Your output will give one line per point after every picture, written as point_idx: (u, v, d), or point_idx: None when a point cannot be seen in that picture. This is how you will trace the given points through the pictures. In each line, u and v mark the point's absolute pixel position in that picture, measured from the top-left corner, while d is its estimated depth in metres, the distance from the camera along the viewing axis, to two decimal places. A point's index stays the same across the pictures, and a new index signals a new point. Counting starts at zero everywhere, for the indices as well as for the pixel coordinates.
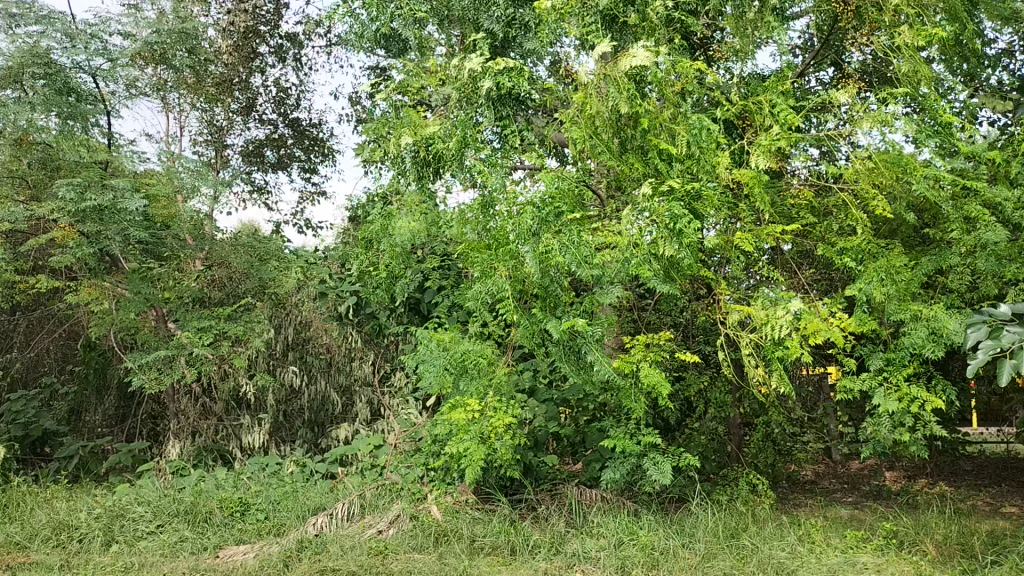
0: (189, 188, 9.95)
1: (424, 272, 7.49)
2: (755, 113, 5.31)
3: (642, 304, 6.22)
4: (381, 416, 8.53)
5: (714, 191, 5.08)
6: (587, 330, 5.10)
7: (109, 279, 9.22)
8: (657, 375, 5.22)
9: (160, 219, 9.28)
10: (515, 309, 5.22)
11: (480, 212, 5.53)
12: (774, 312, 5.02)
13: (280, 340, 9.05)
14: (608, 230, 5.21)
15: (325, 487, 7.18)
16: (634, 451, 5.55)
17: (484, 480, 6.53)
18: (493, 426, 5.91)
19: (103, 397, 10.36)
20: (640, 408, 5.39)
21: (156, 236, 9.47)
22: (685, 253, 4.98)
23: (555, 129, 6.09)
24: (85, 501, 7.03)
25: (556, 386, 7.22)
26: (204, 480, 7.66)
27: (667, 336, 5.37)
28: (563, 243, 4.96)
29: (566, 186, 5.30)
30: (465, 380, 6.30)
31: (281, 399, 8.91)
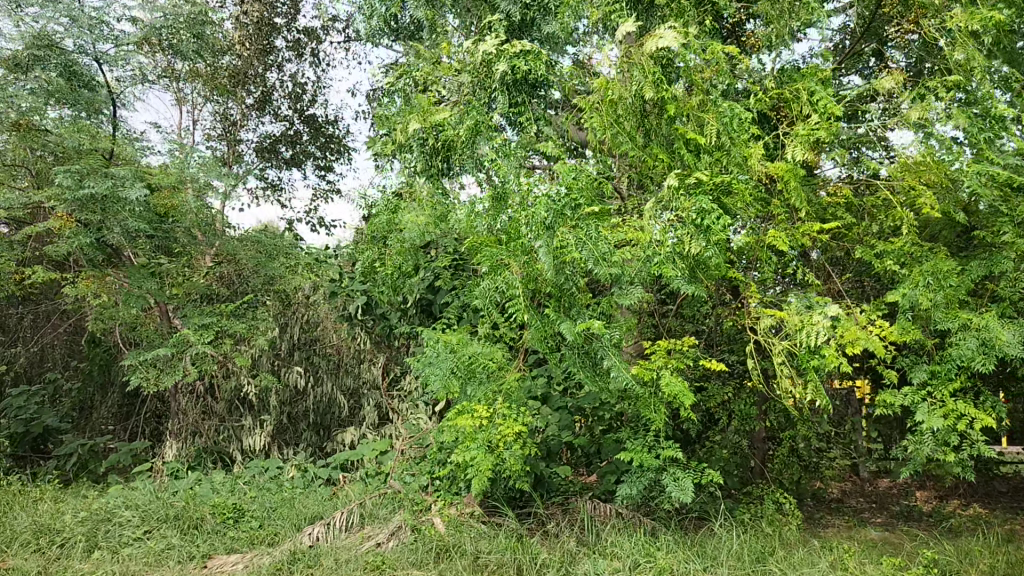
0: (197, 181, 9.68)
1: (433, 270, 7.14)
2: (792, 102, 4.92)
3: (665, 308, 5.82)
4: (389, 421, 8.17)
5: (746, 185, 4.69)
6: (604, 334, 4.70)
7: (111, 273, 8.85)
8: (679, 384, 4.81)
9: (163, 211, 8.96)
10: (527, 309, 4.81)
11: (492, 205, 5.16)
12: (809, 318, 4.60)
13: (287, 339, 8.76)
14: (630, 226, 4.82)
15: (325, 494, 6.83)
16: (654, 466, 5.14)
17: (492, 492, 6.13)
18: (501, 435, 5.52)
19: (107, 395, 10.06)
20: (661, 419, 4.98)
21: (163, 229, 9.20)
22: (713, 252, 4.60)
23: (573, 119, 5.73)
24: (73, 504, 6.71)
25: (570, 393, 6.84)
26: (201, 484, 7.33)
27: (691, 342, 4.95)
28: (580, 238, 4.58)
29: (586, 178, 4.91)
30: (473, 386, 5.92)
31: (285, 401, 8.57)
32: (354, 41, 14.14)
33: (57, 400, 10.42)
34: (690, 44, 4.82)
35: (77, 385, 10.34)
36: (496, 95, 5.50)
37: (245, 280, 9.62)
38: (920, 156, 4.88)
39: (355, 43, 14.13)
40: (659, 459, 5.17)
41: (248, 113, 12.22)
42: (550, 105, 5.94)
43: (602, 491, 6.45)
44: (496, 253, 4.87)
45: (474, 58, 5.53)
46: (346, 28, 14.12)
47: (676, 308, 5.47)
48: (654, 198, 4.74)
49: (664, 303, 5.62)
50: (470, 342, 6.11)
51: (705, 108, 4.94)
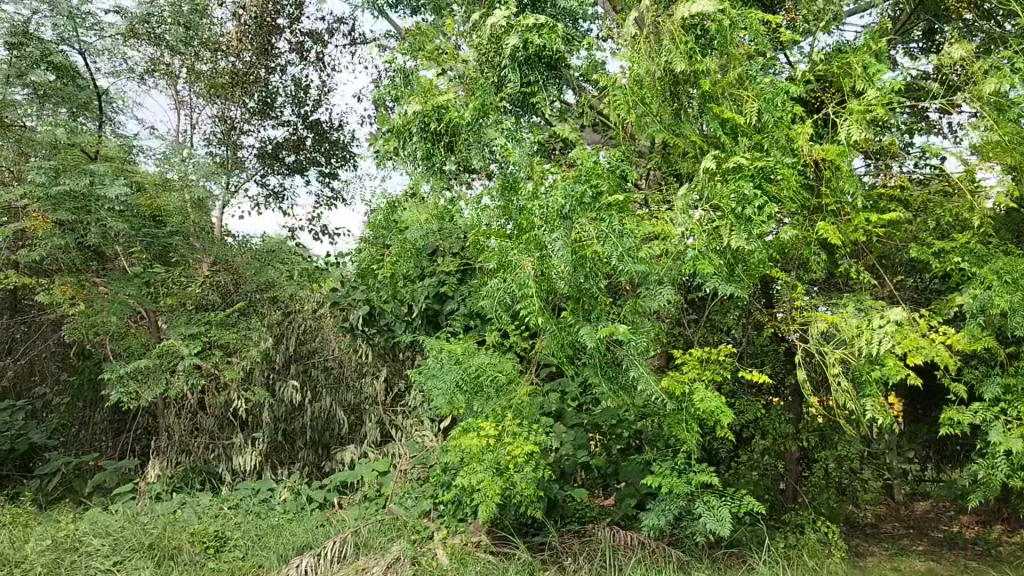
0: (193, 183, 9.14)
1: (438, 275, 6.57)
2: (842, 78, 4.34)
3: (700, 312, 5.16)
4: (392, 439, 7.57)
5: (792, 169, 4.10)
6: (629, 340, 4.10)
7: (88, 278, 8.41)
8: (715, 400, 4.20)
9: (148, 213, 8.48)
10: (542, 313, 4.22)
11: (502, 197, 4.59)
12: (867, 322, 3.99)
13: (282, 350, 8.12)
14: (657, 218, 4.22)
15: (317, 520, 6.22)
16: (687, 492, 4.50)
17: (501, 519, 5.52)
18: (511, 456, 4.93)
19: (97, 409, 9.46)
20: (693, 440, 4.36)
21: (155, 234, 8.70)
22: (757, 246, 4.00)
23: (592, 102, 5.18)
24: (43, 530, 6.14)
25: (587, 409, 6.21)
26: (185, 508, 6.74)
27: (728, 350, 4.34)
28: (602, 232, 3.99)
29: (611, 163, 4.32)
30: (479, 400, 5.33)
31: (281, 417, 7.93)
32: (359, 44, 13.65)
33: (46, 415, 9.84)
34: (727, 12, 4.25)
35: (67, 398, 9.75)
36: (506, 73, 4.97)
37: (241, 288, 9.07)
38: (988, 141, 4.30)
39: (360, 46, 13.65)
40: (692, 484, 4.54)
41: (250, 118, 11.55)
42: (567, 89, 5.36)
43: (621, 517, 5.82)
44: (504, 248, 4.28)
45: (483, 34, 4.99)
46: (352, 30, 13.64)
47: (713, 310, 4.83)
48: (687, 187, 4.17)
49: (700, 305, 4.97)
50: (478, 353, 5.52)
51: (743, 86, 4.37)
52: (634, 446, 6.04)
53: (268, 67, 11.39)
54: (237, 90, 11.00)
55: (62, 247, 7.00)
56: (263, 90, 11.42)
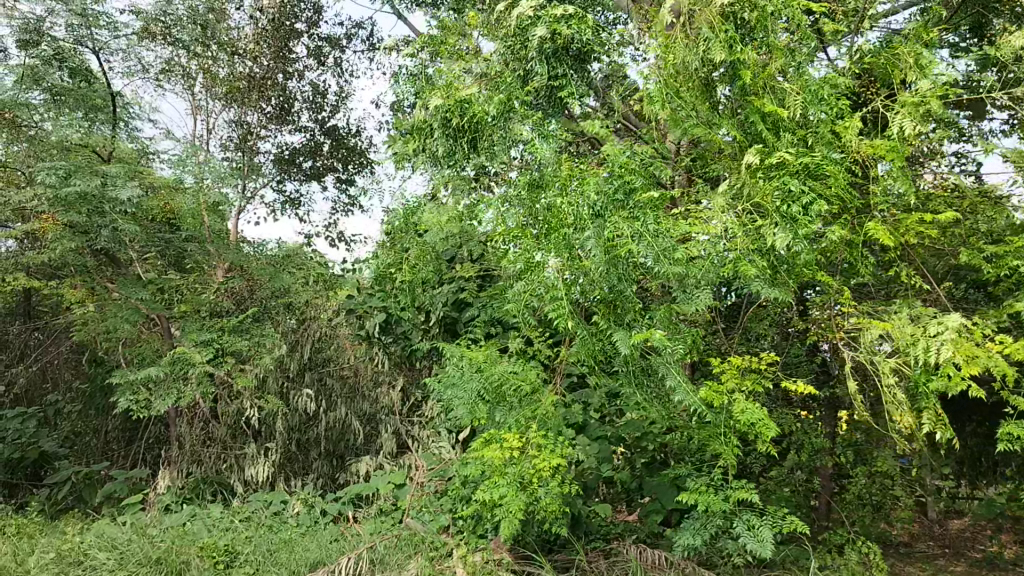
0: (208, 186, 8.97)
1: (456, 281, 6.33)
2: (891, 70, 4.07)
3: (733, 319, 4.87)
4: (409, 451, 7.29)
5: (839, 165, 3.83)
6: (665, 347, 3.83)
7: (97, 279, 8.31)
8: (756, 412, 3.93)
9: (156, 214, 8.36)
10: (572, 318, 3.95)
11: (528, 197, 4.36)
12: (923, 329, 3.70)
13: (297, 357, 7.87)
14: (695, 218, 3.96)
15: (330, 535, 5.95)
16: (725, 510, 4.21)
17: (524, 536, 5.24)
18: (535, 470, 4.67)
19: (108, 417, 9.16)
20: (732, 455, 4.08)
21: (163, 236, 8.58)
22: (803, 247, 3.74)
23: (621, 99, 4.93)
24: (49, 542, 5.93)
25: (612, 421, 5.93)
26: (195, 520, 6.50)
27: (769, 358, 4.06)
28: (636, 231, 3.74)
29: (644, 159, 4.07)
30: (501, 410, 5.12)
31: (295, 426, 7.68)
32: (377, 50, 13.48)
33: (58, 423, 9.60)
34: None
35: (77, 405, 9.44)
36: (532, 66, 4.76)
37: (255, 294, 8.87)
38: None
39: (379, 52, 13.48)
40: (730, 501, 4.24)
41: (267, 123, 11.17)
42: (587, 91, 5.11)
43: (647, 534, 5.53)
44: (531, 249, 4.02)
45: (509, 26, 4.78)
46: (370, 36, 13.47)
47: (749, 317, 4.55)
48: (727, 184, 3.91)
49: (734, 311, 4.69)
50: (499, 361, 5.27)
51: (785, 77, 4.13)
52: (660, 460, 5.76)
53: (286, 72, 11.13)
54: (253, 92, 10.72)
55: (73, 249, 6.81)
56: (280, 95, 11.08)
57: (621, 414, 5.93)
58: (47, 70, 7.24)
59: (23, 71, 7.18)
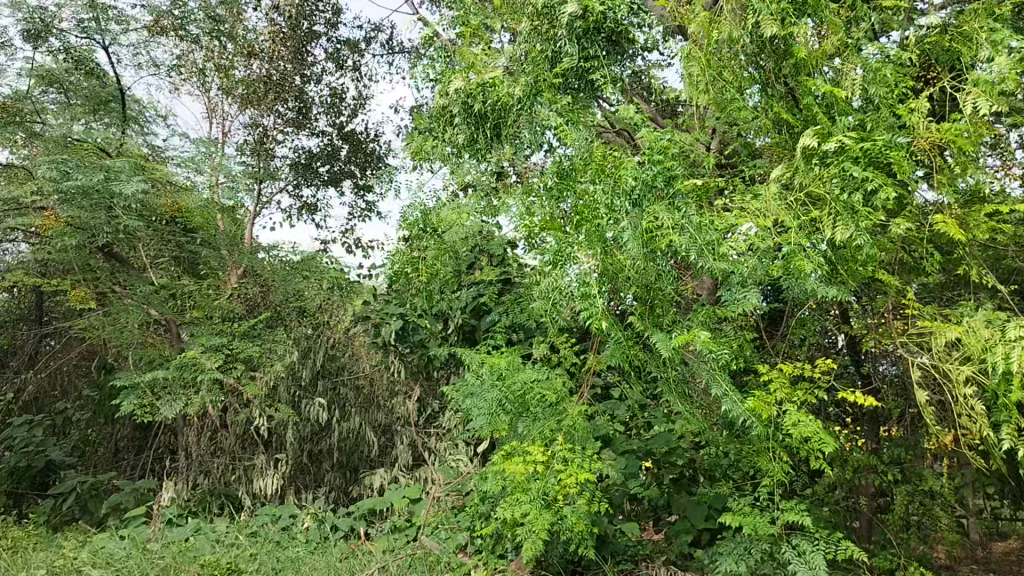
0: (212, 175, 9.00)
1: (476, 284, 5.99)
2: (961, 48, 3.68)
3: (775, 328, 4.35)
4: (425, 464, 6.89)
5: (906, 151, 3.44)
6: (710, 352, 3.45)
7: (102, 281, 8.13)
8: (811, 424, 3.53)
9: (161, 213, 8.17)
10: (607, 319, 3.58)
11: (555, 187, 4.01)
12: (1001, 333, 3.29)
13: (309, 365, 7.49)
14: (745, 209, 3.56)
15: (339, 553, 5.59)
16: (773, 534, 3.79)
17: (547, 558, 4.83)
18: (561, 485, 4.29)
19: (117, 426, 8.77)
20: (784, 473, 3.67)
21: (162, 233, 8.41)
22: (866, 239, 3.35)
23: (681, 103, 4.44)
24: (45, 556, 5.63)
25: (641, 435, 5.53)
26: (199, 535, 6.18)
27: (829, 365, 3.64)
28: (677, 222, 3.39)
29: (686, 146, 3.71)
30: (524, 422, 4.75)
31: (306, 437, 7.29)
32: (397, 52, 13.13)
33: (67, 431, 9.21)
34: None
35: (87, 413, 9.02)
36: (561, 46, 4.53)
37: (267, 300, 8.60)
38: None
39: (399, 55, 13.14)
40: (778, 524, 3.82)
41: (285, 127, 10.82)
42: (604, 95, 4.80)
43: (677, 556, 5.13)
44: (563, 241, 3.66)
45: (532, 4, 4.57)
46: (391, 38, 13.13)
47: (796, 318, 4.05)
48: (781, 170, 3.53)
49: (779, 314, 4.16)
50: (522, 369, 4.90)
51: (840, 58, 3.77)
52: (692, 477, 5.36)
53: (304, 75, 10.75)
54: (270, 94, 10.38)
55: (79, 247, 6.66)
56: (298, 99, 10.71)
57: (651, 427, 5.53)
58: (65, 78, 7.37)
59: (40, 75, 7.22)
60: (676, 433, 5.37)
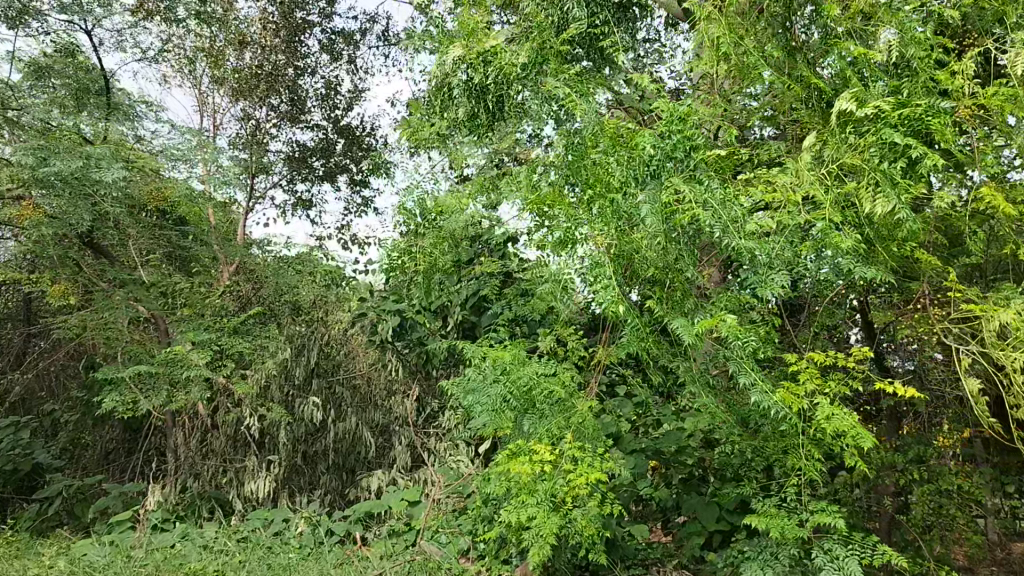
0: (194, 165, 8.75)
1: (478, 276, 5.72)
2: (1005, 7, 3.38)
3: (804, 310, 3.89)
4: (424, 465, 6.57)
5: (949, 117, 3.14)
6: (737, 338, 3.14)
7: (86, 276, 7.78)
8: (846, 418, 3.23)
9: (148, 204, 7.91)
10: (622, 304, 3.26)
11: (563, 163, 3.71)
12: None
13: (303, 363, 7.09)
14: (772, 182, 3.26)
15: (334, 559, 5.28)
16: (803, 538, 3.47)
17: (555, 563, 4.52)
18: (571, 486, 3.99)
19: (106, 427, 8.44)
20: (816, 471, 3.36)
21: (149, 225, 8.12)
22: (908, 212, 3.04)
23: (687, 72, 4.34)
24: (24, 565, 5.32)
25: (650, 432, 5.23)
26: (186, 541, 5.86)
27: (866, 353, 3.33)
28: (699, 196, 3.09)
29: (705, 117, 3.41)
30: (530, 419, 4.45)
31: (301, 437, 6.92)
32: (393, 44, 12.80)
33: (54, 434, 8.87)
34: None
35: (75, 414, 8.67)
36: (568, 9, 4.39)
37: (260, 296, 8.30)
38: None
39: (395, 47, 12.81)
40: (807, 527, 3.51)
41: (278, 120, 10.53)
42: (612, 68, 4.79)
43: (690, 560, 4.83)
44: (576, 217, 3.37)
45: None
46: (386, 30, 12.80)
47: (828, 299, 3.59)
48: (813, 139, 3.23)
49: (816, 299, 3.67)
50: (528, 362, 4.61)
51: (871, 18, 3.48)
52: (704, 477, 5.02)
53: (298, 67, 10.43)
54: (262, 86, 10.10)
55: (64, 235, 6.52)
56: (291, 91, 10.38)
57: (661, 424, 5.23)
58: (54, 68, 7.18)
59: (28, 66, 7.02)
60: (688, 429, 5.07)
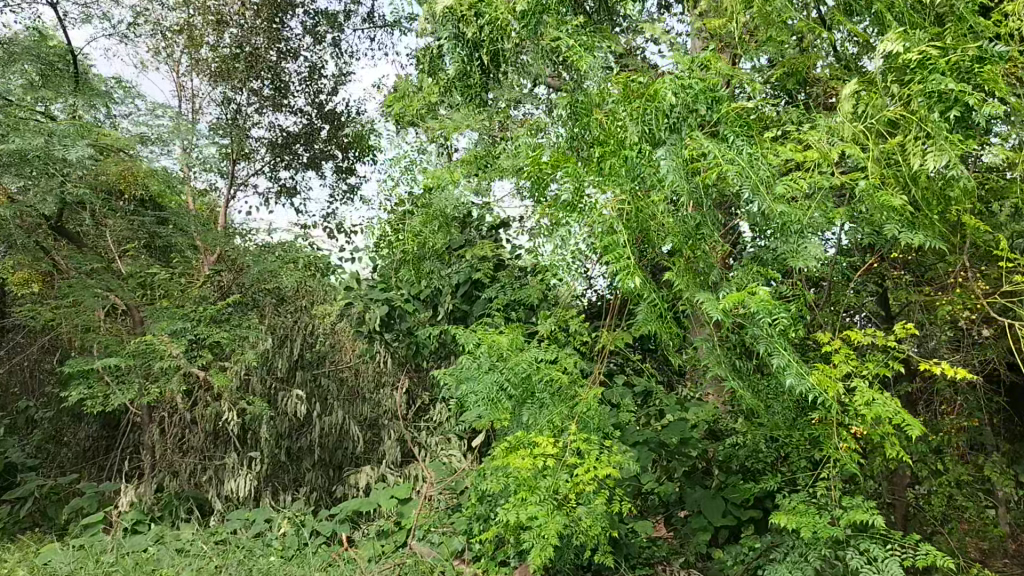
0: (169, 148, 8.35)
1: (470, 260, 5.37)
2: None
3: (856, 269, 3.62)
4: (415, 460, 6.21)
5: (1003, 65, 2.80)
6: (768, 313, 2.79)
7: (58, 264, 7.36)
8: (889, 403, 2.89)
9: (120, 187, 7.50)
10: (638, 278, 2.90)
11: (569, 126, 3.36)
12: None
13: (286, 354, 6.75)
14: (804, 140, 2.91)
15: (318, 563, 4.89)
16: (837, 537, 3.11)
17: (557, 566, 4.16)
18: (576, 480, 3.62)
19: (81, 424, 7.99)
20: (852, 463, 3.01)
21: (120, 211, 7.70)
22: (962, 169, 2.69)
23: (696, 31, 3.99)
24: None
25: (653, 424, 4.89)
26: (161, 544, 5.47)
27: (906, 331, 2.99)
28: (723, 152, 2.74)
29: (728, 71, 3.05)
30: (530, 409, 4.09)
31: (284, 433, 6.54)
32: (379, 27, 12.37)
33: (27, 432, 8.43)
34: None
35: (50, 411, 8.22)
36: None
37: (241, 285, 7.91)
38: None
39: (381, 31, 12.38)
40: (840, 525, 3.16)
41: (260, 104, 10.09)
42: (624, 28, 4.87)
43: (699, 558, 4.48)
44: (583, 179, 3.00)
45: None
46: (372, 13, 12.37)
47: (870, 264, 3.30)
48: (853, 87, 2.84)
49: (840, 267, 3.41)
50: (526, 348, 4.25)
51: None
52: (706, 469, 4.74)
53: (281, 50, 10.00)
54: (240, 66, 9.73)
55: (26, 212, 6.48)
56: (274, 76, 9.97)
57: (665, 415, 4.89)
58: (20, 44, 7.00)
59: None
60: (695, 419, 4.73)
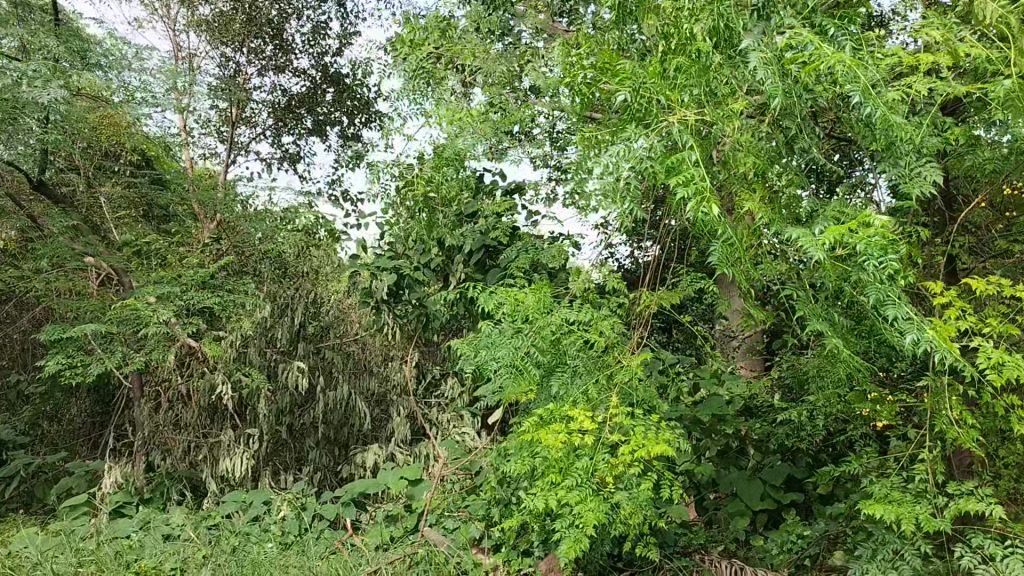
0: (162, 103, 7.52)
1: (486, 219, 4.83)
2: None
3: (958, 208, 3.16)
4: (428, 437, 5.67)
5: None
6: (876, 255, 2.22)
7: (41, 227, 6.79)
8: (1022, 364, 2.34)
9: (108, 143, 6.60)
10: (711, 214, 2.32)
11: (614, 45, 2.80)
12: None
13: (285, 325, 6.05)
14: (919, 42, 2.33)
15: (321, 551, 4.35)
16: (941, 530, 2.56)
17: (589, 557, 3.61)
18: (619, 461, 3.06)
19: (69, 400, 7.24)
20: (970, 440, 2.47)
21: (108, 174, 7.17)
22: None
23: None
24: None
25: (690, 400, 4.36)
26: (147, 530, 4.95)
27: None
28: (821, 52, 2.19)
29: None
30: (559, 380, 3.55)
31: (285, 409, 5.94)
32: None
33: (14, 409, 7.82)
34: None
35: (41, 386, 7.47)
36: None
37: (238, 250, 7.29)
38: None
39: None
40: (943, 516, 2.60)
41: (262, 66, 9.49)
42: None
43: (738, 547, 3.92)
44: (655, 87, 2.61)
45: None
46: None
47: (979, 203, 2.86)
48: None
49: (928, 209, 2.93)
50: (555, 309, 3.68)
51: None
52: (744, 448, 4.21)
53: (284, 9, 9.40)
54: (239, 20, 9.08)
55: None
56: (277, 35, 9.38)
57: (699, 389, 4.33)
58: None
59: None
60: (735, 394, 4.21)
